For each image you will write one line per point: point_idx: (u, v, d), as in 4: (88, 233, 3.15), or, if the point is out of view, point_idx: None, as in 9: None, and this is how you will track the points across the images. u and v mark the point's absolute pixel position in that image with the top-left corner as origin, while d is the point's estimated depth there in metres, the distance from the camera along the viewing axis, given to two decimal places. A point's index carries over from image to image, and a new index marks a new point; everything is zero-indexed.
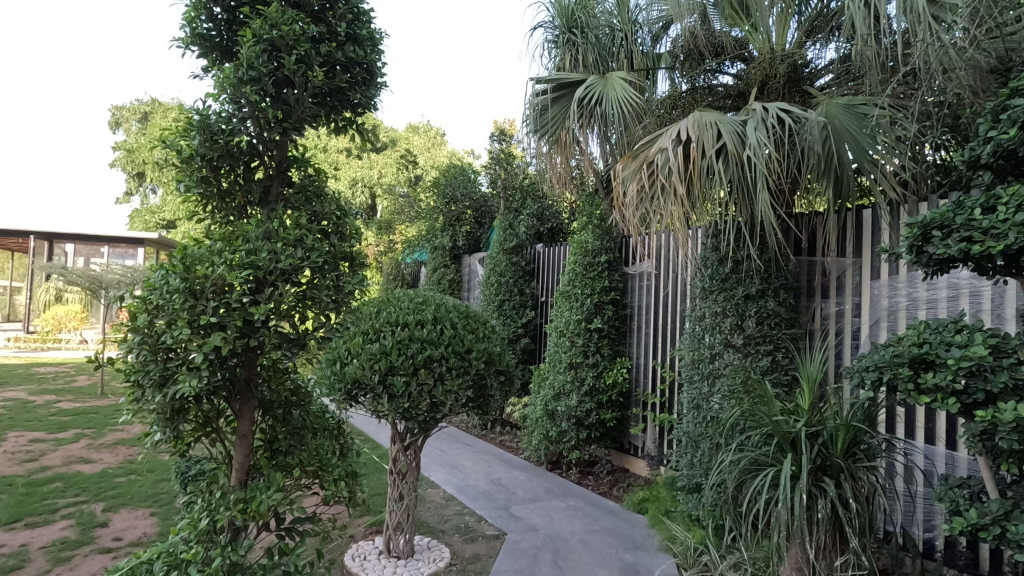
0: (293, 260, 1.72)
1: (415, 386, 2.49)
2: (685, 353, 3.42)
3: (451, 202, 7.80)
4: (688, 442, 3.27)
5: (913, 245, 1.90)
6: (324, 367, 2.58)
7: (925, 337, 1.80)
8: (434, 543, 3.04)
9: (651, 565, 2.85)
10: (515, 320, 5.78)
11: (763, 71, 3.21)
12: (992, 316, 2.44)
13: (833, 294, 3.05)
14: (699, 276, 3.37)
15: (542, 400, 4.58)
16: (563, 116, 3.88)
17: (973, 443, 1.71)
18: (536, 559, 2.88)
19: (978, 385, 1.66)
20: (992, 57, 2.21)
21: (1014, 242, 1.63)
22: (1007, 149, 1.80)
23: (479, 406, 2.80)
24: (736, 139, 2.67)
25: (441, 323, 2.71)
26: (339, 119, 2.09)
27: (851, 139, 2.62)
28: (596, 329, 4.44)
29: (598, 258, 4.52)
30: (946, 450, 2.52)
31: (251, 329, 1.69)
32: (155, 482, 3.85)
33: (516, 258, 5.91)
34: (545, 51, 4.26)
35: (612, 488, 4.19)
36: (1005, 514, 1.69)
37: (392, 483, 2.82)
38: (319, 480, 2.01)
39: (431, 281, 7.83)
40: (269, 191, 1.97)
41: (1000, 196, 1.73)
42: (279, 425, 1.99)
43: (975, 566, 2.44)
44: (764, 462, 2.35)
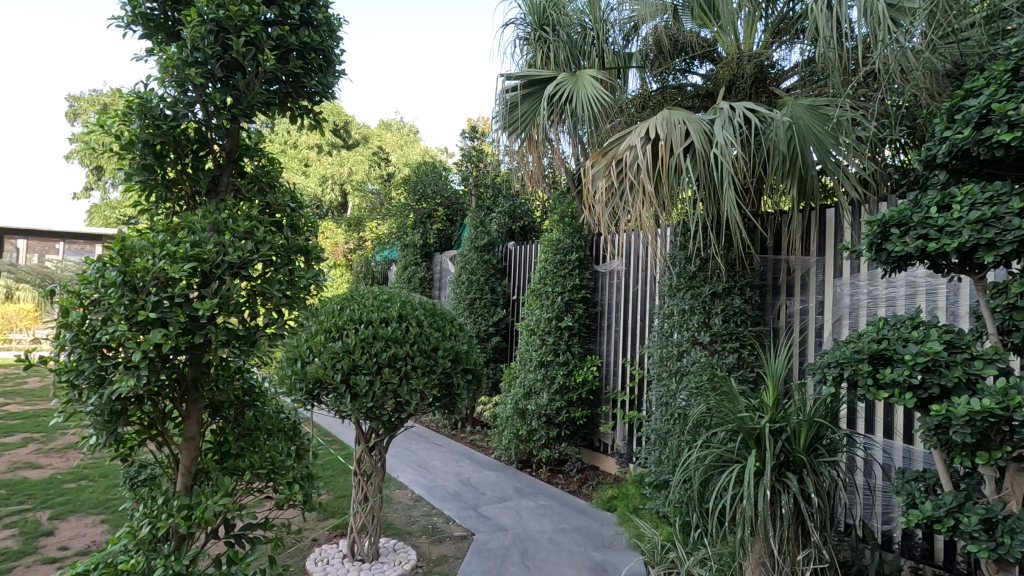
0: (242, 253, 1.66)
1: (379, 385, 2.43)
2: (653, 351, 3.43)
3: (422, 200, 7.72)
4: (657, 439, 3.28)
5: (873, 242, 1.93)
6: (284, 366, 2.50)
7: (884, 333, 1.83)
8: (401, 545, 2.98)
9: (619, 563, 2.85)
10: (486, 318, 5.73)
11: (731, 71, 3.30)
12: (948, 313, 2.49)
13: (797, 292, 3.09)
14: (667, 273, 3.38)
15: (512, 399, 4.55)
16: (534, 114, 3.86)
17: (929, 438, 1.74)
18: (503, 560, 2.85)
19: (934, 380, 1.69)
20: (947, 62, 2.27)
21: (967, 240, 1.67)
22: (961, 149, 1.83)
23: (445, 405, 2.75)
24: (703, 137, 2.68)
25: (407, 321, 2.66)
26: (295, 108, 2.03)
27: (814, 140, 2.66)
28: (567, 327, 4.42)
29: (569, 256, 4.50)
30: (904, 444, 2.58)
31: (196, 326, 1.61)
32: (108, 487, 3.68)
33: (487, 255, 5.88)
34: (517, 48, 4.20)
35: (581, 486, 4.18)
36: (958, 506, 1.73)
37: (357, 484, 2.76)
38: (274, 484, 1.93)
39: (402, 279, 7.72)
40: (220, 181, 1.89)
41: (954, 195, 1.77)
42: (231, 426, 1.91)
43: (930, 557, 2.50)
44: (728, 459, 2.36)
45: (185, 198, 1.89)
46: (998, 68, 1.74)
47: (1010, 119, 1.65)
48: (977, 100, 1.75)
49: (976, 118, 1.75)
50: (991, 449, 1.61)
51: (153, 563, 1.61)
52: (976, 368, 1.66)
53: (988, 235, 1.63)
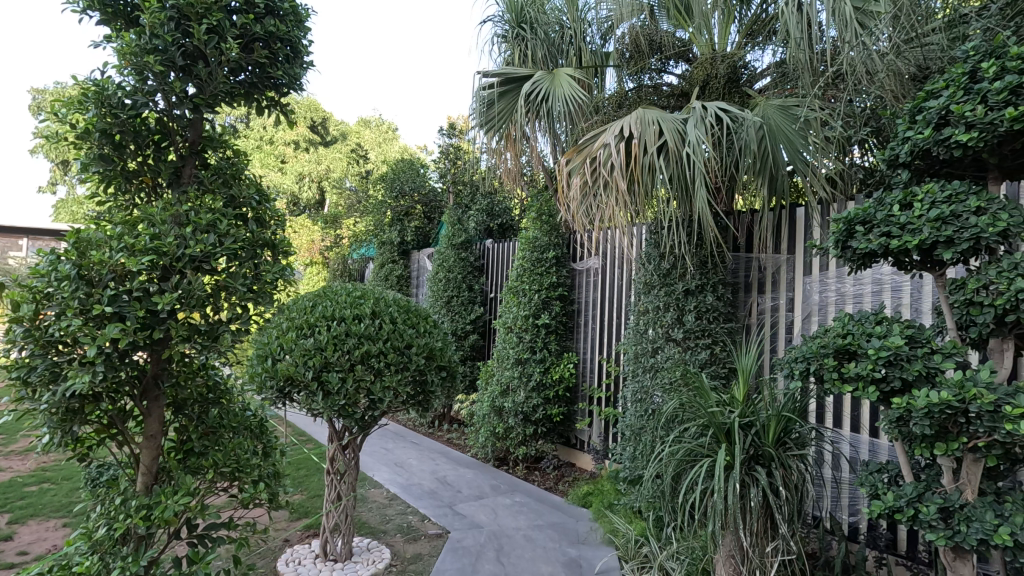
0: (204, 246, 1.62)
1: (351, 383, 2.40)
2: (628, 348, 3.46)
3: (399, 197, 7.70)
4: (631, 435, 3.31)
5: (838, 240, 1.97)
6: (254, 364, 2.46)
7: (849, 328, 1.87)
8: (374, 544, 2.95)
9: (593, 558, 2.87)
10: (464, 316, 5.71)
11: (704, 71, 3.32)
12: (911, 310, 2.55)
13: (768, 289, 3.15)
14: (641, 270, 3.42)
15: (489, 397, 4.54)
16: (510, 111, 3.86)
17: (891, 430, 1.78)
18: (478, 557, 2.84)
19: (896, 374, 1.72)
20: (912, 66, 2.39)
21: (927, 237, 1.71)
22: (922, 149, 1.88)
23: (419, 403, 2.74)
24: (677, 136, 2.71)
25: (380, 318, 2.64)
26: (261, 99, 2.00)
27: (784, 140, 2.71)
28: (544, 325, 4.42)
29: (546, 254, 4.51)
30: (869, 438, 2.64)
31: (156, 320, 1.58)
32: (70, 491, 3.57)
33: (464, 253, 5.86)
34: (495, 45, 4.17)
35: (557, 483, 4.20)
36: (918, 496, 1.78)
37: (329, 483, 2.72)
38: (239, 482, 1.89)
39: (379, 277, 7.65)
40: (182, 172, 1.86)
41: (915, 193, 1.82)
42: (195, 424, 1.88)
43: (894, 546, 2.57)
44: (699, 453, 2.39)
45: (146, 190, 1.85)
46: (956, 71, 1.79)
47: (967, 120, 1.70)
48: (937, 101, 1.80)
49: (935, 119, 1.81)
50: (949, 440, 1.66)
51: (111, 565, 1.57)
52: (935, 362, 1.70)
53: (947, 232, 1.68)
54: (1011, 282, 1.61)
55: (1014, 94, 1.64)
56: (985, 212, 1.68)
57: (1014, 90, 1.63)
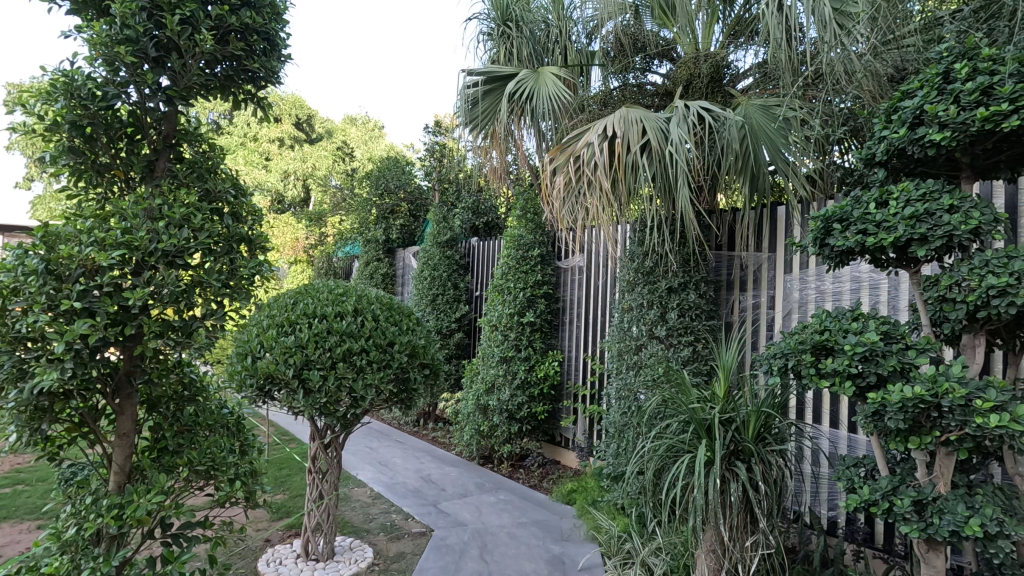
0: (177, 240, 1.60)
1: (333, 381, 2.38)
2: (612, 346, 3.47)
3: (384, 194, 7.68)
4: (615, 432, 3.33)
5: (816, 237, 1.99)
6: (234, 362, 2.44)
7: (826, 324, 1.90)
8: (356, 543, 2.93)
9: (576, 555, 2.88)
10: (449, 315, 5.69)
11: (688, 70, 3.34)
12: (889, 307, 2.59)
13: (750, 287, 3.18)
14: (625, 268, 3.43)
15: (473, 395, 4.53)
16: (495, 110, 3.86)
17: (867, 425, 1.80)
18: (462, 555, 2.84)
19: (871, 369, 1.75)
20: (889, 67, 2.43)
21: (902, 234, 1.74)
22: (898, 149, 1.91)
23: (402, 400, 2.72)
24: (659, 135, 2.72)
25: (363, 315, 2.62)
26: (238, 92, 1.98)
27: (765, 139, 2.73)
28: (529, 323, 4.43)
29: (531, 252, 4.52)
30: (848, 433, 2.68)
31: (127, 316, 1.56)
32: (45, 493, 3.50)
33: (449, 251, 5.84)
34: (480, 43, 4.16)
35: (542, 480, 4.21)
36: (893, 489, 1.81)
37: (311, 482, 2.70)
38: (215, 481, 1.86)
39: (364, 275, 7.60)
40: (156, 166, 1.84)
41: (891, 191, 1.85)
42: (169, 422, 1.85)
43: (871, 539, 2.61)
44: (680, 449, 2.40)
45: (119, 183, 1.82)
46: (930, 71, 1.82)
47: (940, 119, 1.73)
48: (912, 101, 1.83)
49: (910, 119, 1.83)
50: (923, 434, 1.69)
51: (81, 565, 1.54)
52: (910, 357, 1.73)
53: (921, 230, 1.71)
54: (982, 278, 1.64)
55: (985, 94, 1.68)
56: (958, 210, 1.71)
57: (986, 90, 1.67)
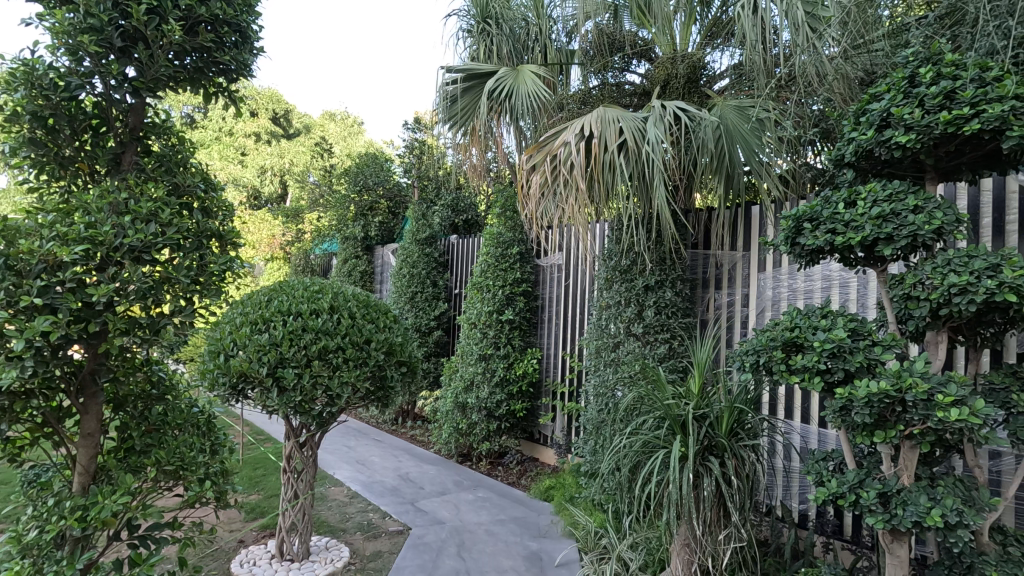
0: (143, 236, 1.56)
1: (308, 378, 2.35)
2: (590, 343, 3.50)
3: (363, 191, 7.60)
4: (592, 428, 3.35)
5: (787, 236, 2.03)
6: (206, 361, 2.40)
7: (797, 322, 1.94)
8: (332, 542, 2.90)
9: (553, 551, 2.90)
10: (428, 312, 5.67)
11: (665, 70, 3.37)
12: (858, 305, 2.65)
13: (725, 285, 3.23)
14: (603, 266, 3.46)
15: (452, 393, 4.52)
16: (474, 107, 3.85)
17: (835, 420, 1.84)
18: (439, 552, 2.84)
19: (839, 365, 1.79)
20: (859, 70, 2.49)
21: (869, 234, 1.78)
22: (866, 150, 1.95)
23: (378, 399, 2.71)
24: (636, 135, 2.74)
25: (339, 313, 2.59)
26: (208, 85, 1.94)
27: (741, 140, 2.77)
28: (508, 321, 4.44)
29: (510, 250, 4.53)
30: (818, 428, 2.74)
31: (91, 313, 1.52)
32: (8, 495, 3.40)
33: (429, 248, 5.82)
34: (460, 40, 4.15)
35: (520, 477, 4.22)
36: (859, 482, 1.86)
37: (285, 482, 2.67)
38: (184, 481, 1.83)
39: (342, 272, 7.52)
40: (122, 160, 1.80)
41: (859, 192, 1.89)
42: (136, 421, 1.81)
43: (840, 531, 2.68)
44: (655, 445, 2.43)
45: (83, 177, 1.77)
46: (896, 75, 1.87)
47: (906, 122, 1.77)
48: (879, 104, 1.87)
49: (878, 121, 1.87)
50: (888, 428, 1.73)
51: (43, 568, 1.50)
52: (876, 354, 1.78)
53: (887, 229, 1.76)
54: (944, 277, 1.69)
55: (947, 98, 1.74)
56: (922, 211, 1.76)
57: (948, 95, 1.73)
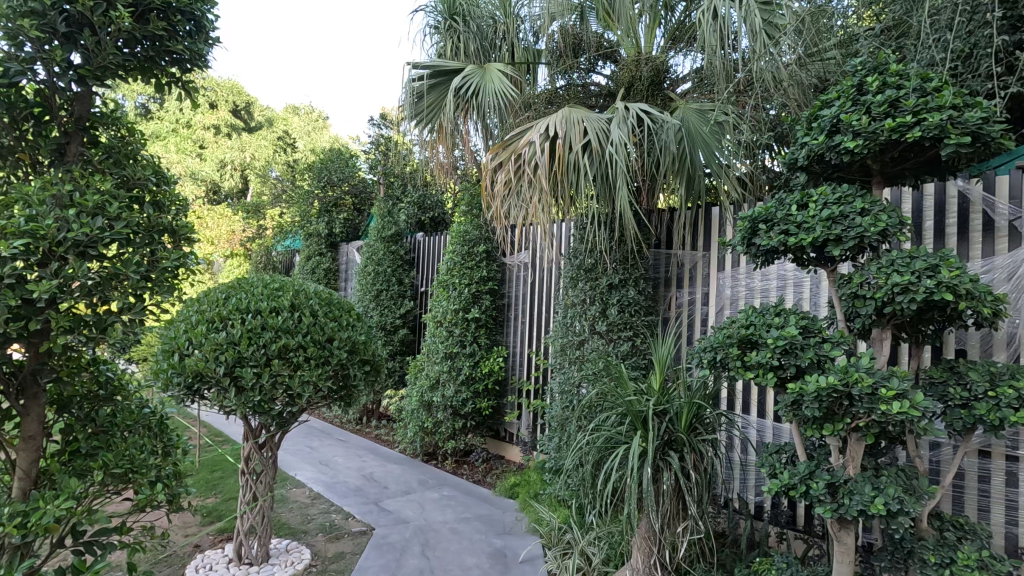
0: (89, 230, 1.50)
1: (267, 377, 2.30)
2: (555, 341, 3.53)
3: (327, 187, 7.46)
4: (557, 425, 3.39)
5: (744, 237, 2.08)
6: (159, 360, 2.33)
7: (752, 320, 2.00)
8: (293, 545, 2.84)
9: (517, 547, 2.92)
10: (393, 311, 5.61)
11: (630, 72, 3.42)
12: (810, 303, 2.75)
13: (686, 284, 3.31)
14: (568, 265, 3.49)
15: (417, 392, 4.49)
16: (440, 104, 3.83)
17: (787, 414, 1.91)
18: (403, 552, 2.82)
19: (791, 361, 1.86)
20: (813, 77, 2.58)
21: (820, 235, 1.86)
22: (817, 154, 2.02)
23: (340, 398, 2.67)
24: (600, 135, 2.78)
25: (300, 311, 2.54)
26: (161, 75, 1.87)
27: (701, 142, 2.84)
28: (474, 319, 4.44)
29: (476, 248, 4.53)
30: (773, 422, 2.83)
31: (32, 310, 1.46)
32: None
33: (394, 246, 5.76)
34: (427, 36, 4.08)
35: (486, 475, 4.22)
36: (810, 474, 1.94)
37: (244, 484, 2.61)
38: (134, 484, 1.76)
39: (305, 270, 7.37)
40: (67, 150, 1.73)
41: (811, 195, 1.97)
42: (81, 424, 1.74)
43: (793, 522, 2.78)
44: (617, 440, 2.47)
45: (25, 168, 1.70)
46: (845, 83, 1.95)
47: (854, 128, 1.85)
48: (829, 110, 1.94)
49: (828, 127, 1.95)
50: (835, 421, 1.80)
51: None
52: (825, 350, 1.85)
53: (836, 231, 1.84)
54: (888, 276, 1.77)
55: (892, 107, 1.82)
56: (869, 213, 1.85)
57: (892, 103, 1.82)
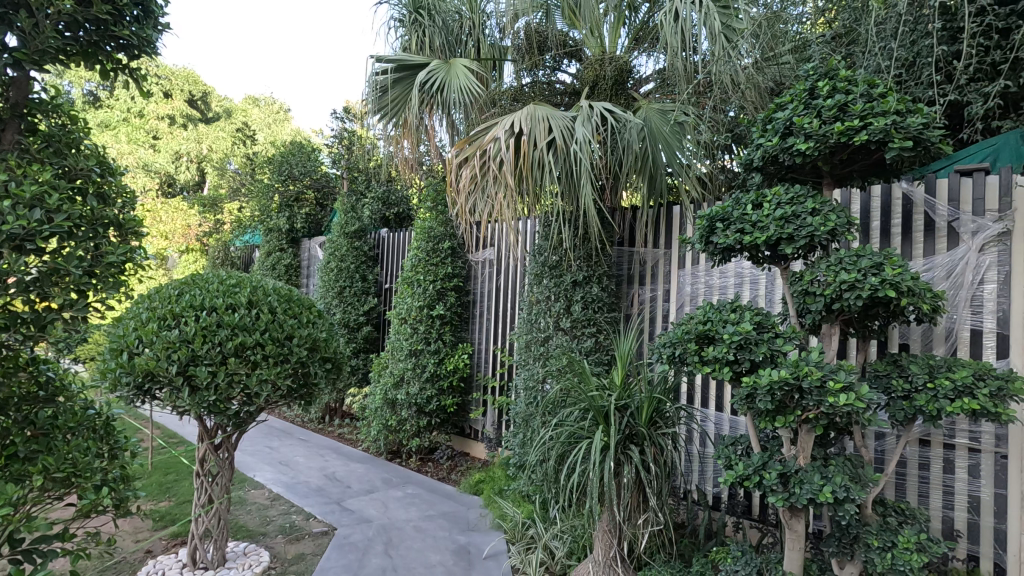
0: (27, 221, 1.41)
1: (223, 377, 2.24)
2: (520, 338, 3.55)
3: (288, 181, 7.28)
4: (521, 422, 3.40)
5: (702, 235, 2.13)
6: (107, 359, 2.24)
7: (709, 316, 2.05)
8: (251, 547, 2.77)
9: (481, 543, 2.93)
10: (357, 308, 5.52)
11: (594, 72, 3.46)
12: (765, 300, 2.84)
13: (648, 282, 3.37)
14: (532, 262, 3.51)
15: (381, 389, 4.44)
16: (404, 99, 3.78)
17: (742, 407, 1.97)
18: (366, 552, 2.78)
19: (746, 355, 1.92)
20: (768, 81, 2.66)
21: (773, 234, 1.92)
22: (772, 156, 2.08)
23: (300, 397, 2.61)
24: (565, 133, 2.80)
25: (257, 308, 2.47)
26: (106, 62, 1.79)
27: (663, 142, 2.89)
28: (438, 316, 4.41)
29: (441, 244, 4.50)
30: (730, 415, 2.91)
31: None
32: None
33: (358, 242, 5.67)
34: (392, 30, 4.05)
35: (450, 472, 4.21)
36: (763, 464, 2.00)
37: (199, 486, 2.53)
38: (77, 489, 1.69)
39: (265, 266, 7.17)
40: (1, 138, 1.63)
41: (765, 195, 2.03)
42: (19, 426, 1.62)
43: (749, 511, 2.87)
44: (580, 435, 2.50)
45: None
46: (798, 87, 2.02)
47: (806, 131, 1.91)
48: (783, 113, 2.00)
49: (782, 129, 2.01)
50: (787, 414, 1.87)
51: None
52: (777, 345, 1.92)
53: (788, 230, 1.90)
54: (837, 274, 1.85)
55: (841, 111, 1.90)
56: (819, 213, 1.92)
57: (841, 107, 1.89)
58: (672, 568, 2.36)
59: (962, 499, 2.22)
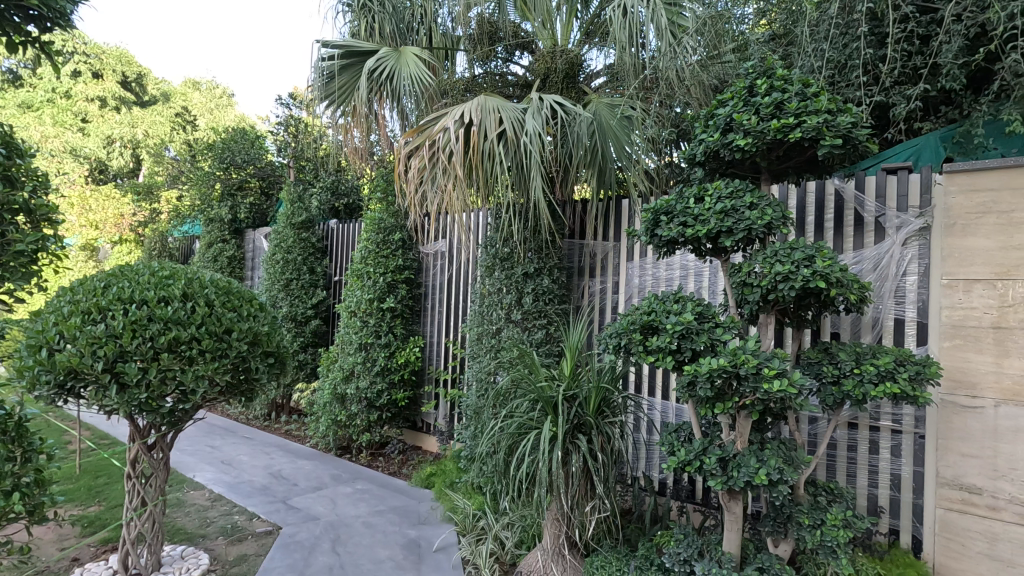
0: None
1: (155, 373, 2.12)
2: (472, 330, 3.54)
3: (230, 169, 6.97)
4: (472, 414, 3.40)
5: (647, 227, 2.17)
6: (24, 357, 2.09)
7: (653, 307, 2.10)
8: (190, 550, 2.66)
9: (432, 536, 2.91)
10: (304, 301, 5.36)
11: (545, 64, 3.46)
12: (708, 291, 2.93)
13: (598, 274, 3.42)
14: (484, 254, 3.49)
15: (330, 384, 4.34)
16: (352, 86, 3.68)
17: (684, 395, 2.03)
18: (312, 550, 2.72)
19: (688, 345, 1.98)
20: (712, 79, 2.72)
21: (714, 227, 1.98)
22: (713, 151, 2.13)
23: (241, 393, 2.51)
24: (516, 125, 2.79)
25: (193, 301, 2.34)
26: (13, 34, 1.65)
27: (613, 136, 2.91)
28: (389, 309, 4.34)
29: (391, 236, 4.43)
30: (675, 403, 2.99)
31: None
32: None
33: (305, 233, 5.49)
34: (340, 14, 3.92)
35: (401, 467, 4.17)
36: (703, 449, 2.07)
37: (130, 488, 2.40)
38: None
39: (206, 258, 6.85)
40: None
41: (706, 189, 2.09)
42: None
43: (692, 495, 2.97)
44: (529, 426, 2.51)
45: None
46: (738, 84, 2.07)
47: (744, 127, 1.97)
48: (724, 109, 2.06)
49: (723, 125, 2.06)
50: (725, 401, 1.94)
51: None
52: (717, 335, 1.98)
53: (728, 223, 1.96)
54: (772, 266, 1.92)
55: (777, 109, 1.97)
56: (756, 207, 1.99)
57: (778, 105, 1.96)
58: (618, 553, 2.41)
59: (886, 477, 2.36)
